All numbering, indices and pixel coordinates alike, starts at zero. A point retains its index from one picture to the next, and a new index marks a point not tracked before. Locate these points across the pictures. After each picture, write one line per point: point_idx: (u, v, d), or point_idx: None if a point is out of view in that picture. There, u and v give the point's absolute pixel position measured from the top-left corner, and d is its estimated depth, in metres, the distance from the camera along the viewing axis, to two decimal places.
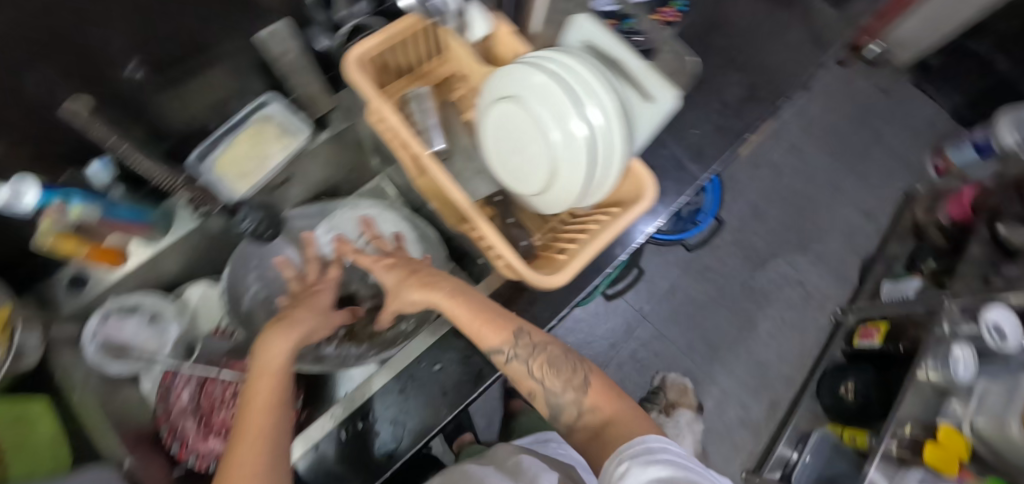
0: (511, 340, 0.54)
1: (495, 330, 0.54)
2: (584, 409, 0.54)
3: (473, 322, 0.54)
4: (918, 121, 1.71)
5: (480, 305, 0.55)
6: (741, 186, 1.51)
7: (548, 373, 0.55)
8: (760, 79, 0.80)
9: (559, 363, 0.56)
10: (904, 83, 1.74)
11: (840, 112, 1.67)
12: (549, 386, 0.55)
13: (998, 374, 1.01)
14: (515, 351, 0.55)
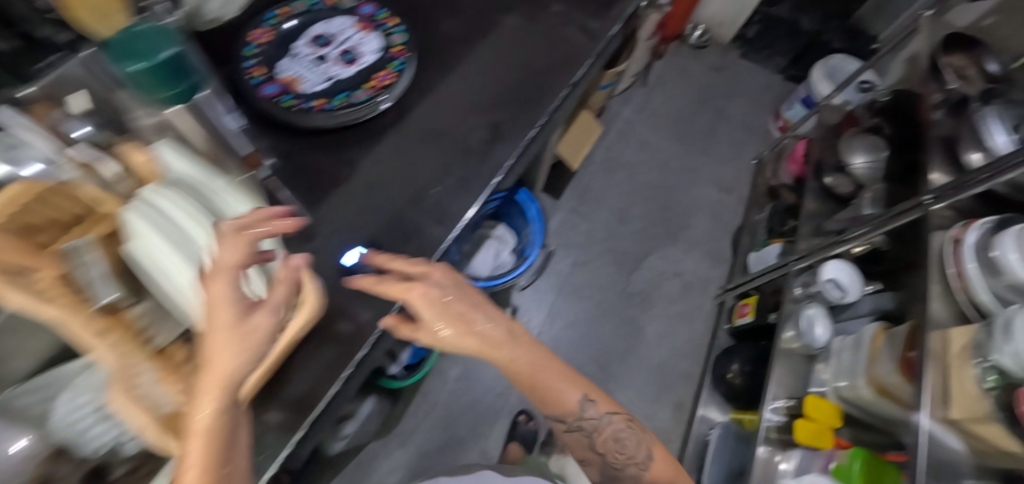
0: (577, 411, 0.64)
1: (551, 408, 0.64)
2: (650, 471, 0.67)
3: (529, 372, 0.60)
4: (753, 87, 1.78)
5: (513, 363, 0.58)
6: (601, 193, 1.51)
7: (613, 446, 0.67)
8: (504, 117, 0.78)
9: (624, 436, 0.67)
10: (732, 56, 1.83)
11: (679, 98, 1.72)
12: (609, 457, 0.67)
13: (852, 327, 1.01)
14: (583, 418, 0.65)
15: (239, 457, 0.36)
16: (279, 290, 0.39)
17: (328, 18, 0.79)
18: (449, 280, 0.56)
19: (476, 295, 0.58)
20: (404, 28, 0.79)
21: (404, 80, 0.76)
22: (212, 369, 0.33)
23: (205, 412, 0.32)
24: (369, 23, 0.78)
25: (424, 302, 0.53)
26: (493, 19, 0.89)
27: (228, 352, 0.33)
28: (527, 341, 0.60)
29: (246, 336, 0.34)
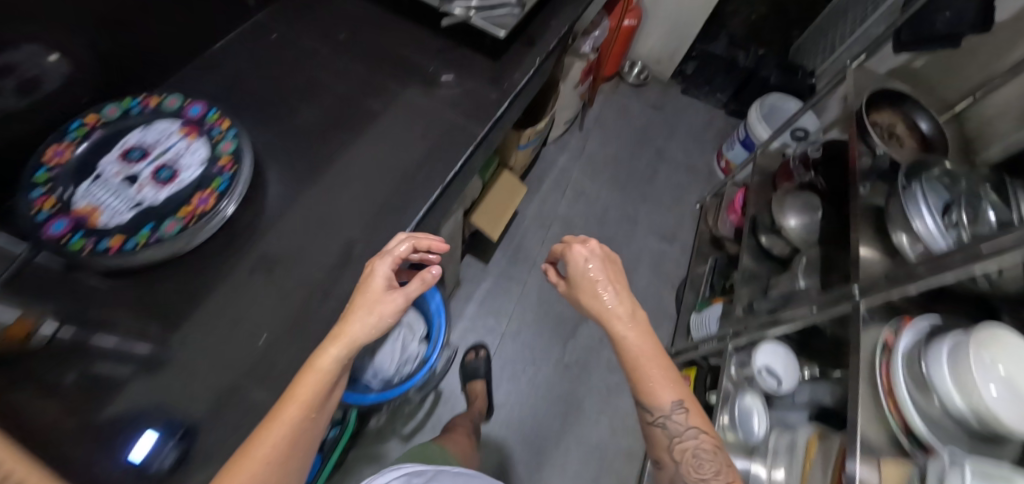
0: (665, 409, 0.59)
1: (647, 394, 0.59)
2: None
3: (631, 362, 0.59)
4: (694, 127, 1.72)
5: (631, 358, 0.59)
6: (533, 252, 1.41)
7: (688, 460, 0.59)
8: (359, 236, 0.67)
9: (703, 457, 0.59)
10: (671, 95, 1.78)
11: (616, 141, 1.64)
12: (682, 467, 0.60)
13: (789, 420, 0.90)
14: (668, 419, 0.59)
15: (323, 407, 0.52)
16: (420, 284, 0.60)
17: (145, 123, 0.67)
18: (601, 254, 0.66)
19: (618, 272, 0.66)
20: (238, 132, 0.68)
21: (235, 198, 0.65)
22: (345, 334, 0.53)
23: (331, 356, 0.52)
24: (195, 127, 0.67)
25: (584, 257, 0.65)
26: (363, 108, 0.79)
27: (382, 309, 0.56)
28: (647, 328, 0.61)
29: (395, 309, 0.57)
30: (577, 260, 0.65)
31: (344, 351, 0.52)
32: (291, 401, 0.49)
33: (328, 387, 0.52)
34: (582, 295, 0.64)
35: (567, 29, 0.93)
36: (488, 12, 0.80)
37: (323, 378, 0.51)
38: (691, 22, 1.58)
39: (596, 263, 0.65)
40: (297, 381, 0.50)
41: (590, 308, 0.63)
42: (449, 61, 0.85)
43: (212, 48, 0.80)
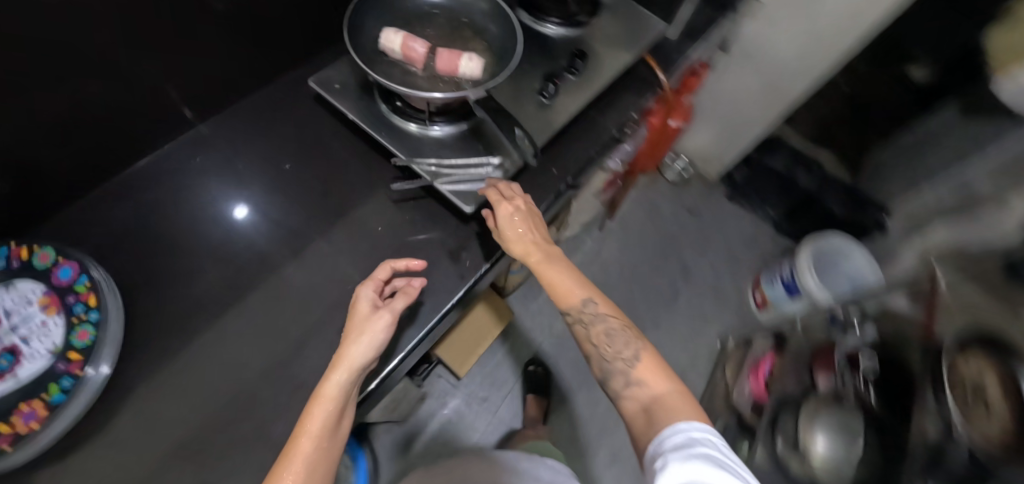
0: (579, 306, 0.60)
1: (559, 299, 0.61)
2: (632, 382, 0.55)
3: (547, 283, 0.62)
4: (733, 244, 1.51)
5: (558, 286, 0.61)
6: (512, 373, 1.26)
7: (604, 343, 0.59)
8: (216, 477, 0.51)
9: (616, 335, 0.59)
10: (713, 201, 1.57)
11: (639, 250, 1.45)
12: (602, 351, 0.59)
13: None
14: (584, 313, 0.60)
15: (337, 434, 0.50)
16: (405, 298, 0.56)
17: (5, 283, 0.54)
18: (524, 209, 0.61)
19: (541, 224, 0.63)
20: (106, 314, 0.55)
21: (90, 385, 0.53)
22: (345, 358, 0.51)
23: (336, 385, 0.49)
24: (58, 298, 0.54)
25: (507, 215, 0.60)
26: (288, 273, 0.64)
27: (374, 327, 0.53)
28: (561, 262, 0.62)
29: (391, 318, 0.54)
30: (496, 206, 0.61)
31: (347, 377, 0.50)
32: (303, 435, 0.47)
33: (338, 422, 0.49)
34: (502, 238, 0.61)
35: (568, 184, 0.75)
36: (458, 176, 0.63)
37: (334, 409, 0.49)
38: (751, 126, 1.38)
39: (515, 217, 0.60)
40: (305, 414, 0.48)
41: (517, 249, 0.60)
42: (410, 216, 0.69)
43: (132, 168, 0.65)
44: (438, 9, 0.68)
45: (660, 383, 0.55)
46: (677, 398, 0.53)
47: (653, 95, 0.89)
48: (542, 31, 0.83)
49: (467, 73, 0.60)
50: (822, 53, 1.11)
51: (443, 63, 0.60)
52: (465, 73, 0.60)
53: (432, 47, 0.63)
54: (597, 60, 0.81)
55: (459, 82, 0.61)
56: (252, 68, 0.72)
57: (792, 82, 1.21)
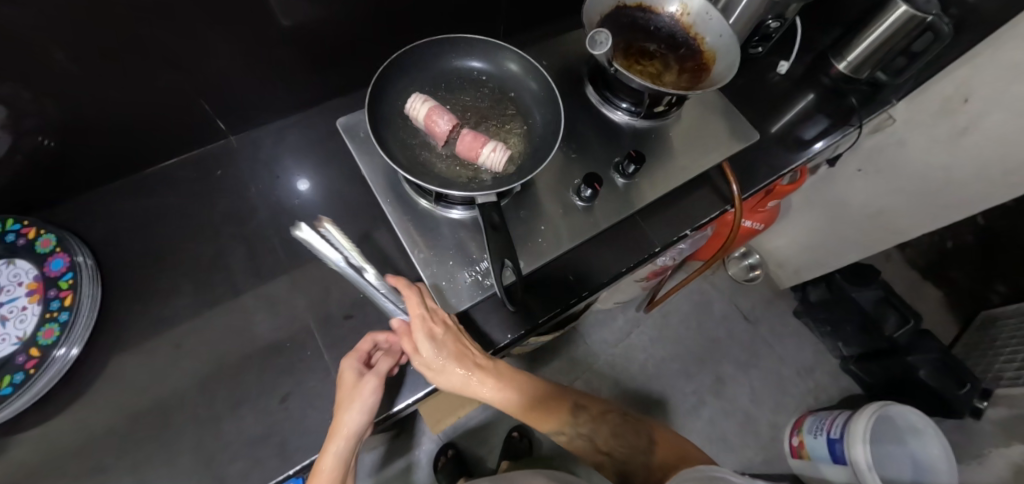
0: (567, 426, 0.64)
1: (542, 426, 0.63)
2: (639, 460, 0.63)
3: (518, 412, 0.61)
4: (781, 367, 1.35)
5: (515, 401, 0.60)
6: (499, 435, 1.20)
7: (604, 438, 0.65)
8: None
9: (613, 429, 0.65)
10: (774, 313, 1.42)
11: (671, 343, 1.34)
12: (604, 446, 0.65)
13: None
14: (570, 426, 0.64)
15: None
16: (389, 362, 0.54)
17: (5, 259, 0.56)
18: (438, 336, 0.53)
19: (463, 339, 0.55)
20: (78, 312, 0.56)
21: (54, 367, 0.54)
22: (340, 428, 0.50)
23: (335, 455, 0.50)
24: (42, 288, 0.55)
25: (427, 353, 0.52)
26: (263, 313, 0.61)
27: (362, 398, 0.51)
28: (492, 374, 0.57)
29: (378, 384, 0.52)
30: (414, 343, 0.53)
31: (344, 446, 0.50)
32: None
33: (342, 480, 0.52)
34: (441, 383, 0.54)
35: (581, 296, 0.66)
36: (445, 264, 0.58)
37: (334, 474, 0.51)
38: (843, 249, 1.18)
39: (438, 351, 0.53)
40: (308, 482, 0.50)
41: (456, 389, 0.55)
42: (399, 287, 0.63)
43: (158, 166, 0.68)
44: (485, 75, 0.62)
45: (659, 443, 0.64)
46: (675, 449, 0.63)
47: (719, 211, 0.77)
48: (609, 117, 0.73)
49: (486, 163, 0.54)
50: (951, 193, 0.90)
51: (464, 148, 0.54)
52: (484, 160, 0.54)
53: (460, 126, 0.57)
54: (656, 160, 0.72)
55: (480, 169, 0.56)
56: (301, 93, 0.72)
57: (905, 216, 1.01)
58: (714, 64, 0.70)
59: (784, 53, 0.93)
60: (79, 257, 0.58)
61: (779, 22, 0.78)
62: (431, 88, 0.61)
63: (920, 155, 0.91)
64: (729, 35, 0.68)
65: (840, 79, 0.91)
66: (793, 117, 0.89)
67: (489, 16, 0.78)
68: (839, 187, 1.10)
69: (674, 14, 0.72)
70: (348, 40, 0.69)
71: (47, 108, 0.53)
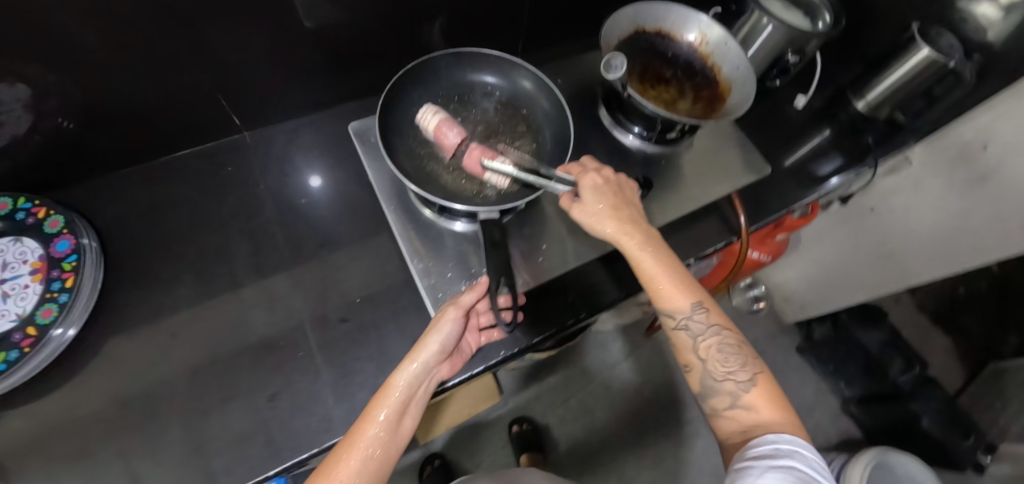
0: (686, 309, 0.52)
1: (661, 301, 0.53)
2: (739, 403, 0.50)
3: (650, 285, 0.54)
4: None
5: (673, 289, 0.52)
6: (488, 448, 1.19)
7: (714, 360, 0.52)
8: None
9: (729, 353, 0.52)
10: (777, 347, 1.39)
11: (670, 369, 1.31)
12: (711, 368, 0.52)
13: None
14: (690, 321, 0.52)
15: (401, 429, 0.47)
16: (475, 293, 0.52)
17: (13, 236, 0.57)
18: (612, 183, 0.56)
19: (629, 197, 0.57)
20: (78, 293, 0.56)
21: (51, 345, 0.55)
22: (416, 349, 0.50)
23: (406, 377, 0.48)
24: (45, 267, 0.56)
25: (593, 189, 0.55)
26: (259, 307, 0.61)
27: (443, 323, 0.50)
28: (663, 247, 0.54)
29: (459, 312, 0.51)
30: (580, 180, 0.55)
31: (417, 370, 0.49)
32: (366, 423, 0.46)
33: (402, 415, 0.47)
34: (588, 218, 0.54)
35: (579, 319, 0.66)
36: (444, 276, 0.57)
37: (400, 397, 0.47)
38: (851, 288, 1.16)
39: (601, 194, 0.54)
40: (371, 403, 0.47)
41: (604, 231, 0.53)
42: (397, 293, 0.63)
43: (171, 155, 0.69)
44: (498, 91, 0.64)
45: (775, 413, 0.48)
46: (790, 422, 0.47)
47: (726, 242, 0.76)
48: (620, 139, 0.74)
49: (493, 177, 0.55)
50: (966, 240, 0.87)
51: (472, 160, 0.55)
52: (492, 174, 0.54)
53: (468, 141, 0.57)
54: (664, 187, 0.72)
55: (486, 184, 0.58)
56: (318, 92, 0.73)
57: (917, 260, 0.98)
58: (729, 95, 0.71)
59: (803, 87, 0.94)
60: (85, 240, 0.59)
61: (798, 56, 0.78)
62: (443, 100, 0.62)
63: (935, 200, 0.90)
64: (746, 68, 0.67)
65: (857, 117, 0.91)
66: (808, 151, 0.89)
67: (510, 30, 0.79)
68: (852, 224, 1.08)
69: (692, 42, 0.72)
70: (369, 44, 0.69)
71: (70, 91, 0.54)
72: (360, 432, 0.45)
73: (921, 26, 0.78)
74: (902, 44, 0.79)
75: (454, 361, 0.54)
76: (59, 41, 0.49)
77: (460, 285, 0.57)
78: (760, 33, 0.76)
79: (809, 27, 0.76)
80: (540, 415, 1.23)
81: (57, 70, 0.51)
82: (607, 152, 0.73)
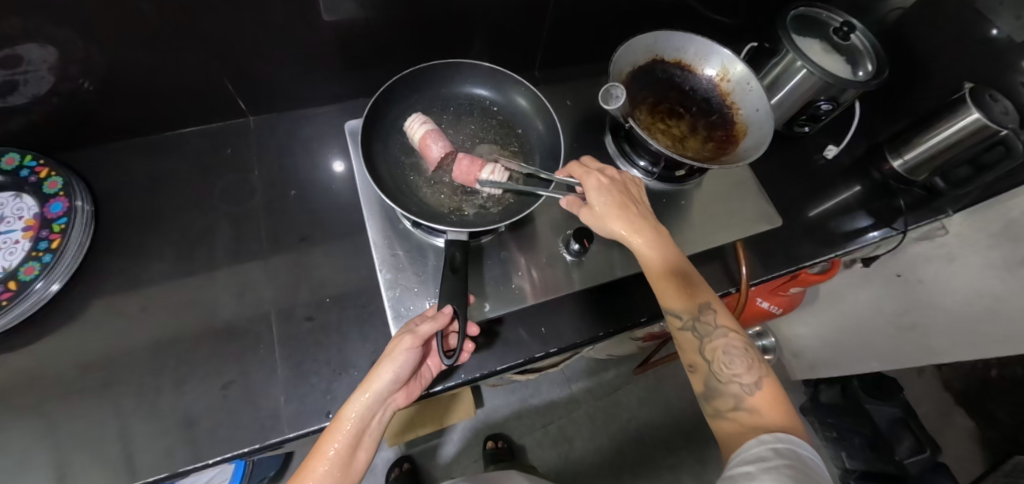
0: (692, 310, 0.52)
1: (666, 301, 0.53)
2: (744, 404, 0.47)
3: (655, 284, 0.53)
4: None
5: (676, 290, 0.52)
6: (459, 460, 1.17)
7: (720, 361, 0.50)
8: (33, 459, 0.51)
9: (736, 355, 0.50)
10: None
11: (660, 410, 1.26)
12: (716, 369, 0.50)
13: None
14: (694, 321, 0.52)
15: (356, 460, 0.47)
16: (434, 322, 0.50)
17: (14, 192, 0.59)
18: (614, 181, 0.56)
19: (634, 195, 0.57)
20: (62, 255, 0.58)
21: (30, 299, 0.56)
22: (369, 379, 0.49)
23: (359, 409, 0.48)
24: (36, 226, 0.57)
25: (600, 185, 0.55)
26: (231, 296, 0.62)
27: (398, 352, 0.49)
28: (667, 243, 0.54)
29: (416, 341, 0.49)
30: (585, 178, 0.55)
31: (370, 400, 0.48)
32: (317, 457, 0.46)
33: (354, 447, 0.47)
34: (595, 212, 0.55)
35: (547, 353, 0.62)
36: (410, 292, 0.60)
37: (353, 430, 0.47)
38: (865, 355, 1.09)
39: (607, 193, 0.54)
40: (324, 434, 0.47)
41: (607, 225, 0.54)
42: (368, 302, 0.63)
43: (175, 131, 0.71)
44: (494, 105, 0.70)
45: (779, 417, 0.46)
46: (792, 426, 0.45)
47: (722, 292, 0.70)
48: (625, 174, 0.73)
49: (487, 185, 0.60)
50: (993, 326, 0.80)
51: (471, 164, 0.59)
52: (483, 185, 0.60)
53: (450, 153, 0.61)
54: (661, 228, 0.70)
55: (465, 202, 0.63)
56: (328, 90, 0.74)
57: (939, 337, 0.91)
58: (743, 137, 0.69)
59: (836, 136, 0.87)
60: (78, 203, 0.61)
61: (831, 105, 0.72)
62: (439, 111, 0.68)
63: (969, 277, 0.81)
64: (766, 110, 0.66)
65: (893, 177, 0.81)
66: (831, 207, 0.80)
67: (528, 46, 0.77)
68: (871, 288, 1.02)
69: (712, 77, 0.71)
70: (381, 47, 0.69)
71: (94, 58, 0.55)
72: (313, 464, 0.46)
73: (975, 87, 0.69)
74: (949, 103, 0.70)
75: (412, 389, 0.52)
76: (70, 25, 0.51)
77: (426, 302, 0.60)
78: (793, 76, 0.70)
79: (848, 76, 0.70)
80: (517, 436, 1.20)
81: (68, 51, 0.53)
82: None
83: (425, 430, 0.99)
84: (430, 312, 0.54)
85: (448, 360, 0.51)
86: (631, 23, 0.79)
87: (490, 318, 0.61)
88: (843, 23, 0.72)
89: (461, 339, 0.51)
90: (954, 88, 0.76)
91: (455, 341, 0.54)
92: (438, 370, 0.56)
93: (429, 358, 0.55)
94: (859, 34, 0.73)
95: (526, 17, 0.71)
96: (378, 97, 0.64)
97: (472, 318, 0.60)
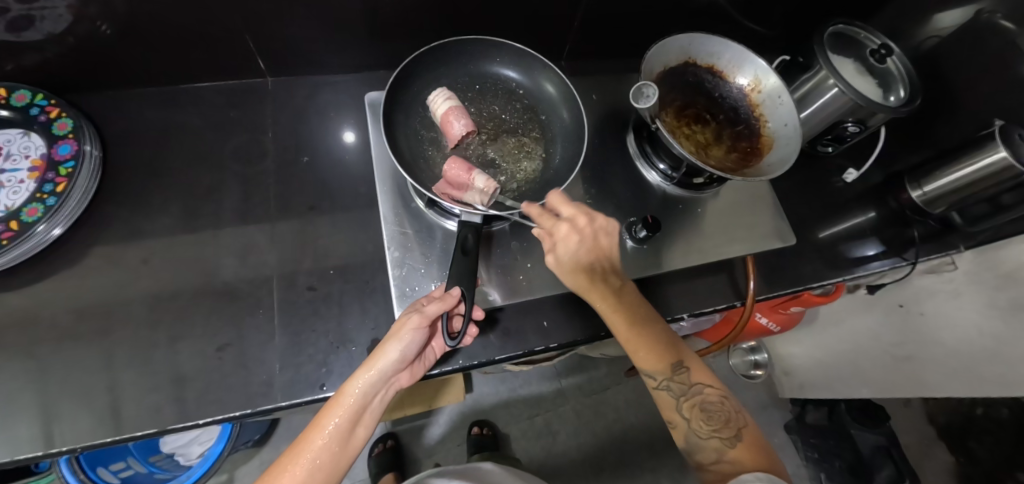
0: (666, 371, 0.54)
1: (641, 363, 0.54)
2: (725, 458, 0.51)
3: (630, 345, 0.54)
4: None
5: (651, 354, 0.54)
6: (444, 442, 1.18)
7: (697, 418, 0.53)
8: (17, 403, 0.51)
9: (712, 409, 0.53)
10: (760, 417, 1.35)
11: (646, 413, 1.26)
12: (695, 426, 0.53)
13: None
14: (671, 382, 0.54)
15: (353, 438, 0.47)
16: (441, 303, 0.50)
17: (23, 130, 0.58)
18: (588, 235, 0.52)
19: (605, 247, 0.53)
20: (67, 199, 0.56)
21: (33, 241, 0.55)
22: (372, 359, 0.48)
23: (362, 386, 0.47)
24: (43, 168, 0.56)
25: (571, 245, 0.51)
26: (232, 257, 0.61)
27: (405, 331, 0.48)
28: (632, 310, 0.54)
29: (423, 321, 0.49)
30: (553, 236, 0.52)
31: (374, 377, 0.48)
32: (316, 430, 0.46)
33: (355, 424, 0.47)
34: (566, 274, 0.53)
35: (547, 347, 0.61)
36: (416, 272, 0.59)
37: (354, 405, 0.47)
38: (857, 382, 1.09)
39: (576, 250, 0.51)
40: (325, 407, 0.47)
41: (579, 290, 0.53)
42: (372, 278, 0.62)
43: (190, 85, 0.69)
44: (520, 88, 0.68)
45: (758, 464, 0.49)
46: (772, 473, 0.49)
47: (727, 304, 0.69)
48: (643, 174, 0.72)
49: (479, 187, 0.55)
50: (989, 366, 0.80)
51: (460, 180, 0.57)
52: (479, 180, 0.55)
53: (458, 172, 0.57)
54: (673, 233, 0.70)
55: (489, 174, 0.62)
56: (348, 58, 0.72)
57: (933, 372, 0.90)
58: (769, 151, 0.68)
59: (857, 161, 0.85)
60: (87, 147, 0.59)
61: (859, 127, 0.71)
62: (464, 87, 0.67)
63: (973, 316, 0.81)
64: (794, 126, 0.65)
65: (909, 207, 0.78)
66: (845, 229, 0.79)
67: (556, 33, 0.75)
68: (870, 314, 1.02)
69: (743, 86, 0.70)
70: (406, 19, 0.67)
71: (114, 3, 0.53)
72: (313, 438, 0.45)
73: (1005, 125, 0.68)
74: (977, 139, 0.69)
75: (415, 369, 0.52)
76: None
77: (432, 283, 0.59)
78: (824, 93, 0.69)
79: (879, 100, 0.69)
80: (503, 424, 1.21)
81: None
82: (621, 185, 0.71)
83: (412, 408, 0.99)
84: (437, 293, 0.53)
85: (452, 343, 0.50)
86: (665, 22, 0.77)
87: (495, 307, 0.60)
88: (881, 45, 0.71)
89: (467, 323, 0.50)
90: (982, 125, 0.75)
91: (459, 324, 0.53)
92: (440, 352, 0.55)
93: (433, 340, 0.54)
94: (895, 58, 0.72)
95: (559, 5, 0.69)
96: (404, 67, 0.62)
97: (477, 304, 0.59)
